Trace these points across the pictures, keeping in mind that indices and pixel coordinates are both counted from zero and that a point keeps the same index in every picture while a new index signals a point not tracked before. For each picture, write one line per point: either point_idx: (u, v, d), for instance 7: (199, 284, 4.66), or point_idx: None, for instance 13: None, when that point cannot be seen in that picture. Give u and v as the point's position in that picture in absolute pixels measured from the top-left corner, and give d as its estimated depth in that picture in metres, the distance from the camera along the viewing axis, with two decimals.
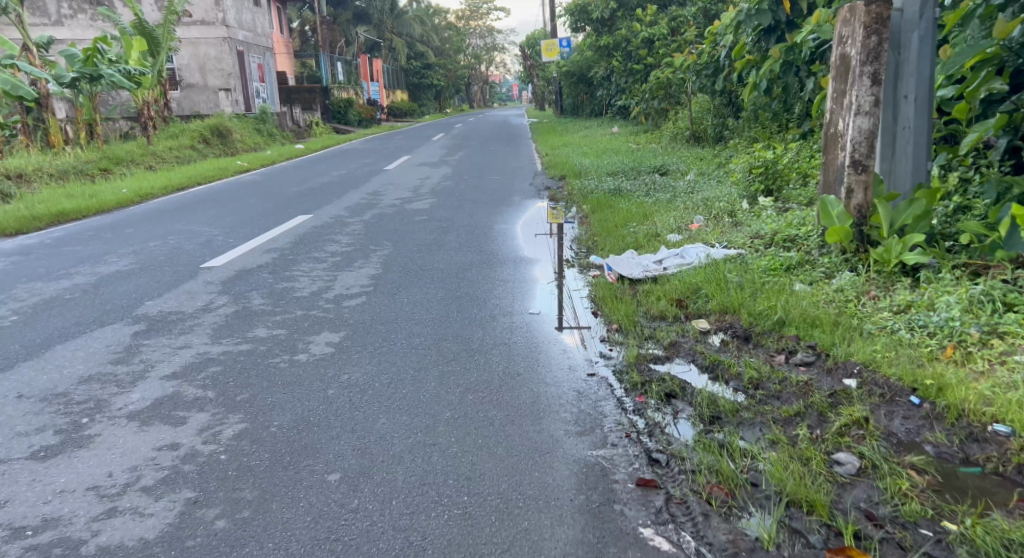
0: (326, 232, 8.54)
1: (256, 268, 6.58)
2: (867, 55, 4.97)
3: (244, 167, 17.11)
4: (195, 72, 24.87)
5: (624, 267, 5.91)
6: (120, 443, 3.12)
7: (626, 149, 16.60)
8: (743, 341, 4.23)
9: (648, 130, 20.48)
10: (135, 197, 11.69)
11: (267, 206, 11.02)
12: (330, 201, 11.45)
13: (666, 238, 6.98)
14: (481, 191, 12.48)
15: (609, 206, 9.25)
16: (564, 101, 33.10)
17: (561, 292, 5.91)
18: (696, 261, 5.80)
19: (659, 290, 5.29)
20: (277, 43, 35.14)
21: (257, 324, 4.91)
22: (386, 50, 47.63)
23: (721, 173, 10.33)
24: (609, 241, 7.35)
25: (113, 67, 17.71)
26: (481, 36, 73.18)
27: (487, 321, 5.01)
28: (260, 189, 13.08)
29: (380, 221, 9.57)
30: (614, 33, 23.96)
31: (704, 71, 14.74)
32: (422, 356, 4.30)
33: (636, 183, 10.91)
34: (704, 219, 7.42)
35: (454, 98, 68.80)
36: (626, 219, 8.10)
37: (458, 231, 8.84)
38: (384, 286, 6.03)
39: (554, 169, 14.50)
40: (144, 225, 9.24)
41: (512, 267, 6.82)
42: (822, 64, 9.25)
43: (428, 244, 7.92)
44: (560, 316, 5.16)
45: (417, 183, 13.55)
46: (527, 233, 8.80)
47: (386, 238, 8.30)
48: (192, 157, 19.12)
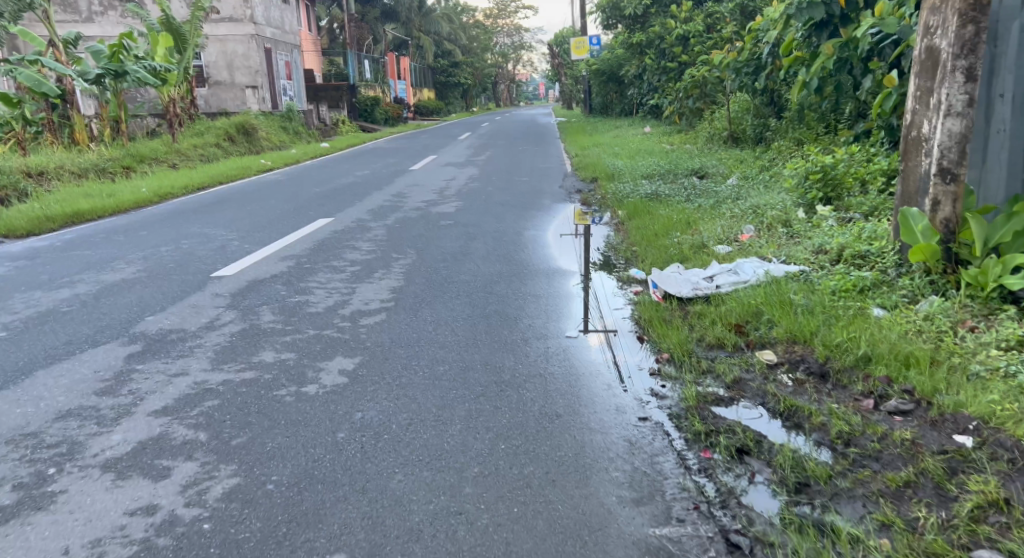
0: (347, 238, 8.04)
1: (270, 278, 6.09)
2: (961, 48, 4.33)
3: (268, 165, 16.73)
4: (223, 69, 24.60)
5: (670, 283, 5.32)
6: (86, 505, 2.63)
7: (659, 149, 15.98)
8: (819, 380, 3.65)
9: (682, 130, 19.82)
10: (153, 197, 11.28)
11: (288, 208, 10.56)
12: (353, 202, 10.97)
13: (714, 249, 6.37)
14: (509, 193, 11.92)
15: (648, 212, 8.65)
16: (593, 100, 32.52)
17: (601, 310, 5.35)
18: (753, 279, 5.20)
19: (713, 312, 4.72)
20: (304, 40, 34.82)
21: (264, 346, 4.40)
22: (413, 49, 47.32)
23: (767, 177, 9.70)
24: (650, 251, 6.76)
25: (138, 64, 17.41)
26: (508, 35, 72.65)
27: (519, 347, 4.49)
28: (282, 189, 12.63)
29: (404, 226, 9.07)
30: (647, 30, 23.31)
31: (744, 70, 14.10)
32: (446, 390, 3.77)
33: (675, 187, 10.31)
34: (754, 229, 6.81)
35: (481, 97, 68.34)
36: (668, 227, 7.51)
37: (486, 238, 8.30)
38: (406, 301, 5.51)
39: (586, 170, 13.92)
40: (159, 227, 8.82)
41: (545, 280, 6.27)
42: (881, 61, 8.59)
43: (454, 253, 7.39)
44: (600, 341, 4.61)
45: (443, 185, 13.05)
46: (560, 240, 8.25)
47: (410, 245, 7.80)
48: (216, 154, 18.78)
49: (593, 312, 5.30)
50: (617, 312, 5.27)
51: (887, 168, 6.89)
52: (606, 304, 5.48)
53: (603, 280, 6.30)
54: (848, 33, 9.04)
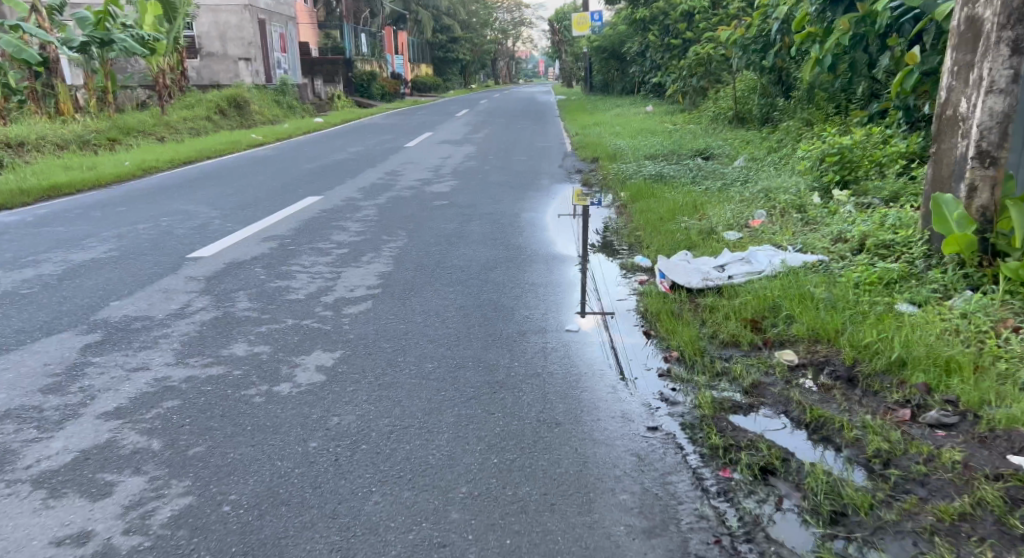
0: (335, 218, 7.63)
1: (250, 261, 5.70)
2: (1008, 17, 3.92)
3: (258, 140, 16.25)
4: (215, 40, 23.94)
5: (678, 272, 4.95)
6: (8, 533, 2.28)
7: (662, 129, 15.53)
8: (847, 385, 3.28)
9: (685, 110, 19.40)
10: (136, 171, 10.84)
11: (276, 185, 10.13)
12: (345, 180, 10.55)
13: (723, 236, 6.01)
14: (507, 173, 11.49)
15: (653, 195, 8.25)
16: (594, 78, 31.95)
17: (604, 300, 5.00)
18: (767, 269, 4.82)
19: (726, 307, 4.34)
20: (300, 11, 34.12)
21: (236, 337, 4.03)
22: (412, 23, 46.59)
23: (777, 159, 9.29)
24: (656, 237, 6.39)
25: (124, 32, 16.85)
26: (508, 11, 71.68)
27: (515, 343, 4.11)
28: (271, 165, 12.18)
29: (397, 205, 8.68)
30: (651, 6, 22.79)
31: (752, 47, 13.67)
32: (434, 393, 3.40)
33: (680, 168, 9.93)
34: (766, 215, 6.42)
35: (480, 74, 67.50)
36: (674, 211, 7.13)
37: (483, 220, 7.90)
38: (394, 289, 5.13)
39: (586, 150, 13.52)
40: (138, 203, 8.40)
41: (544, 267, 5.89)
42: (900, 38, 8.18)
43: (448, 236, 7.01)
44: (603, 336, 4.24)
45: (439, 163, 12.64)
46: (559, 223, 7.87)
47: (402, 226, 7.41)
48: (207, 128, 18.27)
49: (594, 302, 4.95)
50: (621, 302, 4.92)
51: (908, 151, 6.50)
52: (607, 294, 5.10)
53: (605, 267, 5.92)
54: (866, 7, 8.56)
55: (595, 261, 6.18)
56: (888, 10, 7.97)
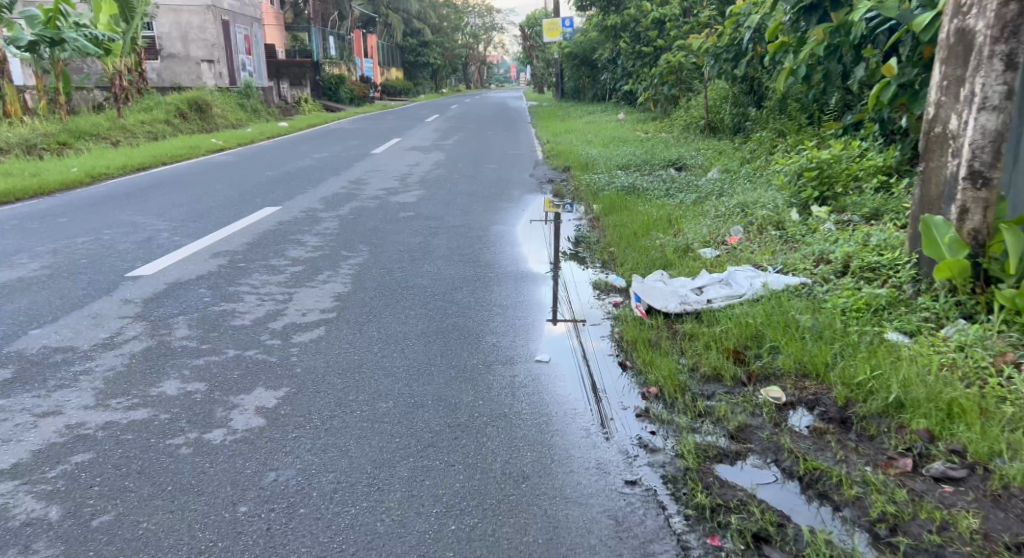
0: (292, 231, 7.24)
1: (194, 281, 5.30)
2: (1001, 30, 3.67)
3: (218, 144, 15.74)
4: (176, 41, 23.32)
5: (653, 296, 4.64)
6: None
7: (634, 138, 15.32)
8: (841, 428, 2.98)
9: (656, 118, 19.28)
10: (85, 178, 10.33)
11: (233, 193, 9.71)
12: (306, 189, 10.15)
13: (700, 255, 5.74)
14: (476, 182, 11.18)
15: (626, 209, 7.99)
16: (565, 84, 31.74)
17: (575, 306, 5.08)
18: (748, 292, 4.53)
19: (706, 335, 4.04)
20: (266, 13, 33.50)
21: (169, 371, 3.66)
22: (382, 26, 46.08)
23: (751, 171, 9.09)
24: (630, 255, 6.11)
25: (78, 31, 16.26)
26: (479, 16, 71.41)
27: (480, 375, 3.77)
28: (230, 172, 11.73)
29: (359, 217, 8.30)
30: (622, 13, 22.65)
31: (723, 56, 13.54)
32: (386, 440, 3.04)
33: (653, 179, 9.71)
34: (743, 231, 6.17)
35: (451, 78, 67.10)
36: (649, 226, 6.87)
37: (449, 234, 7.56)
38: (351, 313, 4.76)
39: (557, 158, 13.26)
40: (82, 213, 7.93)
41: (512, 287, 5.56)
42: (875, 49, 8.02)
43: (412, 251, 6.66)
44: (575, 368, 3.91)
45: (406, 170, 12.28)
46: (529, 237, 7.56)
47: (363, 241, 7.04)
48: (166, 132, 17.70)
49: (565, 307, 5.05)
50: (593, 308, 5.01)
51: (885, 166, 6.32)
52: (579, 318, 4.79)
53: (576, 286, 5.61)
54: (841, 17, 8.36)
55: (566, 269, 6.25)
56: (863, 21, 7.79)
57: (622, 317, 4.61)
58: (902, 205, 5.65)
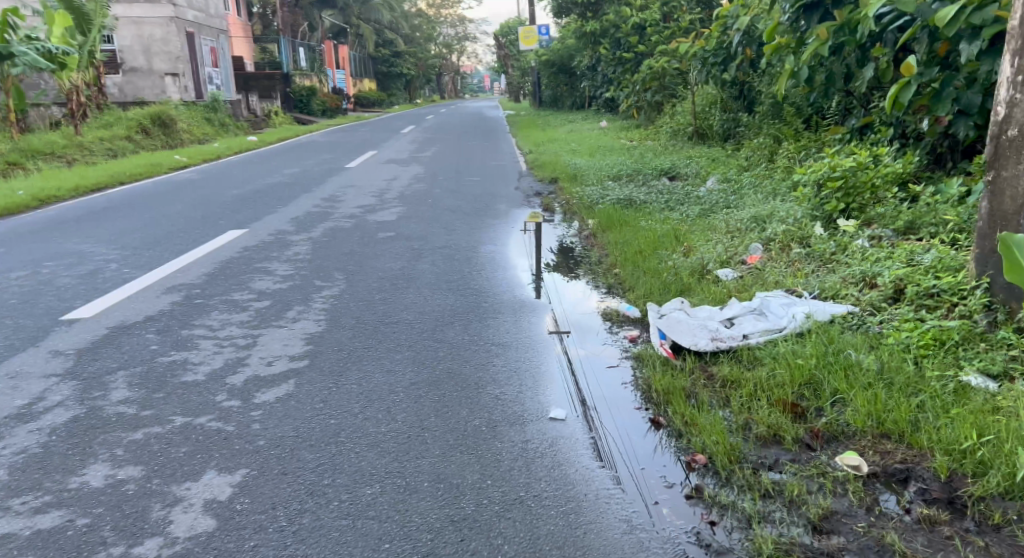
0: (259, 257, 6.53)
1: (141, 324, 4.59)
2: None
3: (183, 161, 14.96)
4: (139, 55, 22.38)
5: (680, 332, 4.01)
6: None
7: (620, 146, 14.75)
8: (955, 516, 2.38)
9: (639, 125, 18.78)
10: (32, 203, 9.55)
11: (196, 215, 8.96)
12: (274, 208, 9.45)
13: (719, 279, 5.14)
14: (458, 197, 10.51)
15: (627, 226, 7.39)
16: (543, 92, 31.22)
17: (558, 313, 5.10)
18: (789, 326, 3.91)
19: (751, 382, 3.38)
20: (233, 25, 32.64)
21: (97, 451, 2.94)
22: (353, 37, 45.28)
23: (752, 181, 8.57)
24: (639, 279, 5.50)
25: (30, 45, 15.44)
26: (452, 25, 70.87)
27: (480, 442, 3.09)
28: (193, 191, 10.94)
29: (333, 239, 7.62)
30: (601, 18, 22.15)
31: (711, 60, 13.07)
32: (373, 547, 2.37)
33: (647, 191, 9.15)
34: (763, 249, 5.62)
35: (425, 88, 66.37)
36: (655, 246, 6.29)
37: (433, 257, 6.87)
38: (325, 360, 4.06)
39: (542, 169, 12.67)
40: (24, 242, 7.19)
41: (510, 321, 4.88)
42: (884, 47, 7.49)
43: (395, 279, 5.98)
44: (591, 429, 3.24)
45: (383, 185, 11.61)
46: (522, 258, 6.93)
47: (338, 267, 6.36)
48: (127, 149, 16.86)
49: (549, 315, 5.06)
50: (579, 315, 5.01)
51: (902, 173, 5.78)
52: (590, 361, 4.09)
53: (581, 317, 4.98)
54: (844, 15, 7.85)
55: (550, 282, 6.04)
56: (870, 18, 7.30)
57: (643, 363, 3.92)
58: (940, 216, 5.08)
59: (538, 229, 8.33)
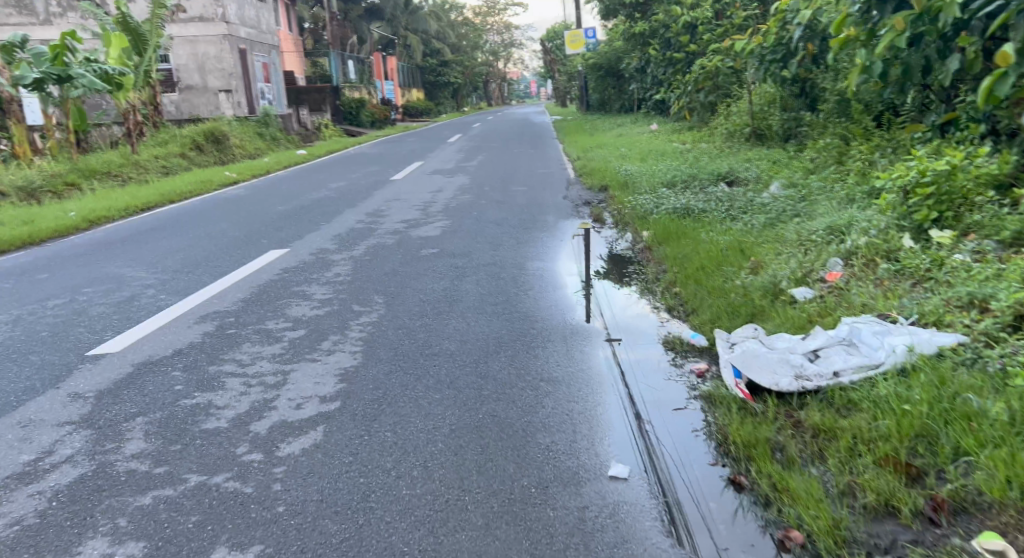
0: (298, 280, 6.22)
1: (168, 358, 4.29)
2: None
3: (232, 177, 14.92)
4: (193, 73, 22.67)
5: (757, 368, 3.50)
6: None
7: (672, 150, 14.20)
8: None
9: (692, 128, 18.23)
10: (81, 224, 9.48)
11: (239, 234, 8.74)
12: (318, 224, 9.20)
13: (795, 300, 4.63)
14: (505, 208, 10.12)
15: (686, 238, 6.86)
16: (591, 96, 30.75)
17: (607, 319, 5.15)
18: (888, 360, 3.39)
19: (849, 433, 2.88)
20: (284, 40, 32.92)
21: (98, 523, 2.62)
22: (401, 47, 45.48)
23: (821, 188, 8.00)
24: (705, 299, 5.02)
25: (86, 66, 15.60)
26: (498, 32, 70.69)
27: (529, 510, 2.69)
28: (238, 208, 10.76)
29: (376, 257, 7.29)
30: (650, 19, 21.64)
31: (769, 57, 12.53)
32: None
33: (704, 198, 8.63)
34: (843, 264, 5.08)
35: (473, 96, 66.43)
36: (720, 261, 5.81)
37: (478, 276, 6.46)
38: (359, 403, 3.70)
39: (592, 176, 12.22)
40: (65, 267, 7.03)
41: (560, 351, 4.44)
42: (971, 35, 7.05)
43: (438, 302, 5.59)
44: (659, 490, 2.82)
45: (430, 197, 11.30)
46: (573, 276, 6.50)
47: (379, 288, 6.02)
48: (180, 165, 16.94)
49: (597, 321, 5.11)
50: (628, 320, 5.05)
51: (999, 173, 5.24)
52: (656, 396, 3.69)
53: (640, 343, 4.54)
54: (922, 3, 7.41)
55: (600, 288, 6.09)
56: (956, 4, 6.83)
57: (719, 409, 3.41)
58: None
59: (586, 241, 7.98)
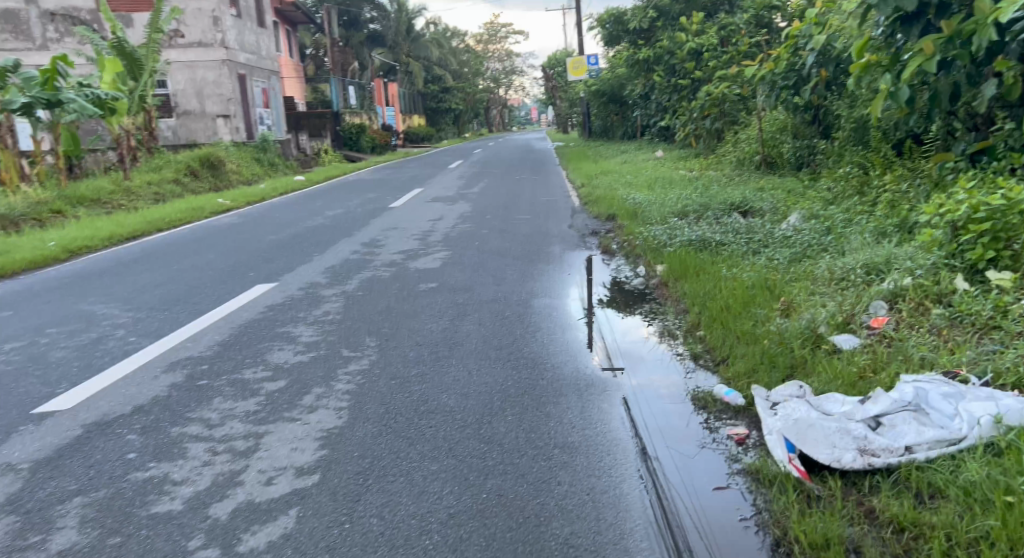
0: (283, 320, 5.69)
1: (125, 417, 3.74)
2: None
3: (225, 204, 14.42)
4: (191, 98, 22.24)
5: (812, 439, 3.00)
6: None
7: (680, 178, 13.74)
8: None
9: (698, 155, 17.81)
10: (59, 255, 8.96)
11: (226, 266, 8.20)
12: (310, 255, 8.67)
13: (840, 349, 4.15)
14: (509, 238, 9.61)
15: (705, 274, 6.35)
16: (593, 123, 30.43)
17: (609, 342, 5.21)
18: (970, 430, 2.89)
19: (943, 533, 2.37)
20: (285, 66, 32.68)
21: None
22: (402, 74, 45.38)
23: (847, 221, 7.52)
24: (736, 346, 4.52)
25: (79, 91, 15.16)
26: (500, 60, 70.78)
27: None
28: (227, 238, 10.23)
29: (370, 292, 6.75)
30: (654, 45, 21.37)
31: (781, 83, 12.14)
32: None
33: (719, 229, 8.15)
34: (889, 309, 4.62)
35: (474, 122, 66.31)
36: (747, 302, 5.32)
37: (480, 315, 5.92)
38: (341, 476, 3.15)
39: (598, 204, 11.74)
40: (33, 304, 6.49)
41: (573, 407, 3.91)
42: (1008, 59, 6.66)
43: (437, 345, 5.07)
44: (674, 548, 2.64)
45: (429, 226, 10.79)
46: (581, 313, 6.04)
47: (372, 330, 5.48)
48: (174, 192, 16.46)
49: (599, 343, 5.16)
50: (630, 344, 5.10)
51: None
52: (665, 425, 3.66)
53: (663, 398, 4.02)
54: (952, 25, 7.08)
55: (602, 317, 6.00)
56: (994, 25, 6.48)
57: (771, 492, 2.87)
58: None
59: (591, 275, 7.50)
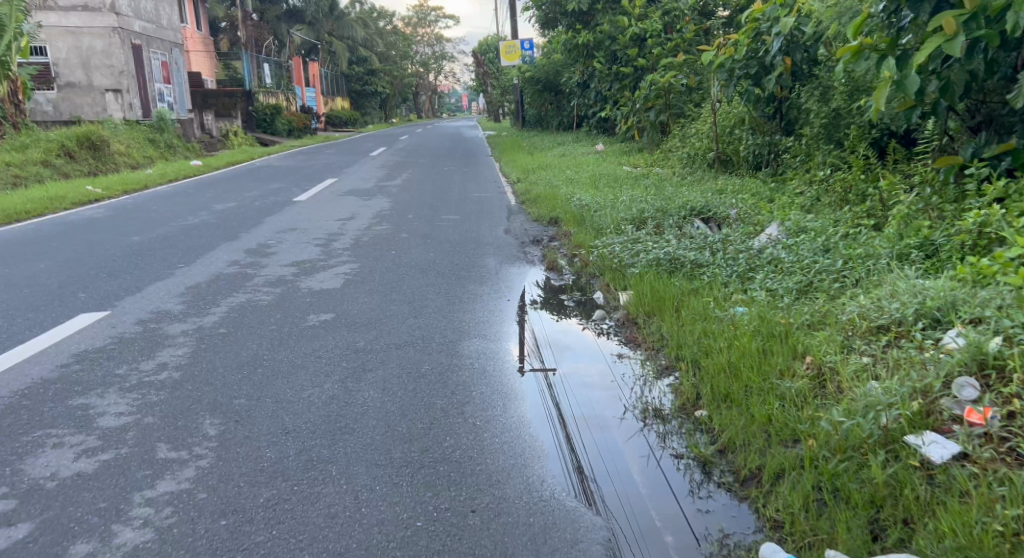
0: (85, 387, 3.83)
1: None
2: None
3: (94, 192, 12.14)
4: (76, 68, 19.43)
5: None
6: None
7: (626, 175, 12.23)
8: None
9: (641, 149, 16.40)
10: None
11: (52, 281, 6.22)
12: (173, 268, 6.76)
13: (929, 464, 2.71)
14: (432, 245, 7.91)
15: (689, 309, 4.83)
16: (527, 112, 28.82)
17: (538, 332, 5.12)
18: None
19: None
20: (190, 38, 29.82)
21: None
22: (325, 53, 42.71)
23: (846, 240, 6.14)
24: (765, 450, 3.01)
25: None
26: (428, 44, 68.36)
27: None
28: (74, 239, 8.14)
29: (233, 329, 4.91)
30: (593, 29, 19.83)
31: (740, 71, 10.73)
32: None
33: (689, 242, 6.64)
34: (981, 388, 3.12)
35: (401, 106, 63.79)
36: (758, 361, 3.82)
37: (388, 370, 4.20)
38: None
39: (538, 205, 10.12)
40: None
41: None
42: None
43: (312, 433, 3.36)
44: None
45: (336, 228, 8.94)
46: (525, 350, 4.69)
47: (217, 402, 3.70)
48: (38, 175, 13.98)
49: (528, 331, 5.12)
50: (557, 333, 5.09)
51: None
52: (633, 494, 2.91)
53: (648, 496, 2.89)
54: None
55: (536, 323, 5.30)
56: None
57: None
58: None
59: (529, 301, 5.88)
